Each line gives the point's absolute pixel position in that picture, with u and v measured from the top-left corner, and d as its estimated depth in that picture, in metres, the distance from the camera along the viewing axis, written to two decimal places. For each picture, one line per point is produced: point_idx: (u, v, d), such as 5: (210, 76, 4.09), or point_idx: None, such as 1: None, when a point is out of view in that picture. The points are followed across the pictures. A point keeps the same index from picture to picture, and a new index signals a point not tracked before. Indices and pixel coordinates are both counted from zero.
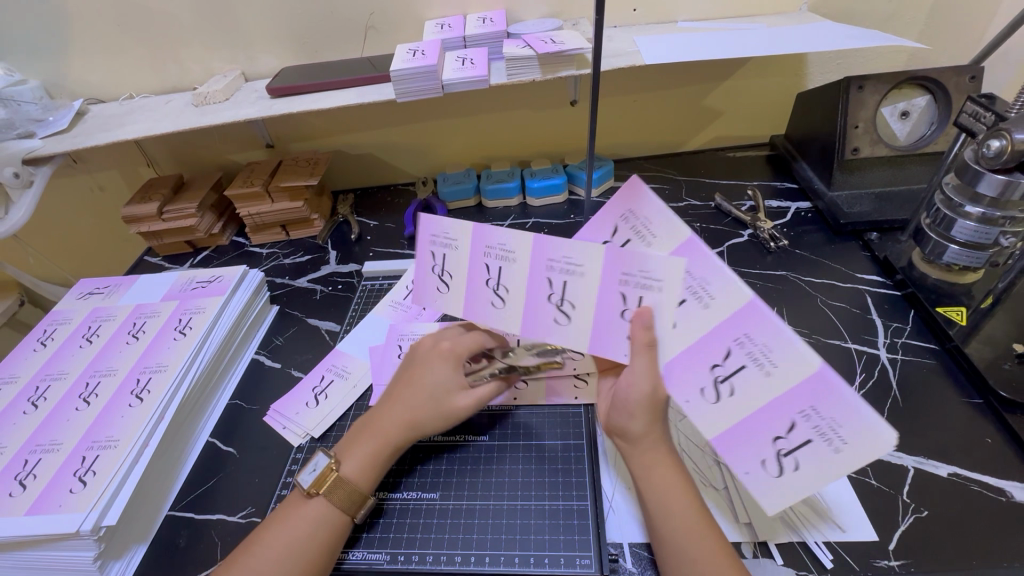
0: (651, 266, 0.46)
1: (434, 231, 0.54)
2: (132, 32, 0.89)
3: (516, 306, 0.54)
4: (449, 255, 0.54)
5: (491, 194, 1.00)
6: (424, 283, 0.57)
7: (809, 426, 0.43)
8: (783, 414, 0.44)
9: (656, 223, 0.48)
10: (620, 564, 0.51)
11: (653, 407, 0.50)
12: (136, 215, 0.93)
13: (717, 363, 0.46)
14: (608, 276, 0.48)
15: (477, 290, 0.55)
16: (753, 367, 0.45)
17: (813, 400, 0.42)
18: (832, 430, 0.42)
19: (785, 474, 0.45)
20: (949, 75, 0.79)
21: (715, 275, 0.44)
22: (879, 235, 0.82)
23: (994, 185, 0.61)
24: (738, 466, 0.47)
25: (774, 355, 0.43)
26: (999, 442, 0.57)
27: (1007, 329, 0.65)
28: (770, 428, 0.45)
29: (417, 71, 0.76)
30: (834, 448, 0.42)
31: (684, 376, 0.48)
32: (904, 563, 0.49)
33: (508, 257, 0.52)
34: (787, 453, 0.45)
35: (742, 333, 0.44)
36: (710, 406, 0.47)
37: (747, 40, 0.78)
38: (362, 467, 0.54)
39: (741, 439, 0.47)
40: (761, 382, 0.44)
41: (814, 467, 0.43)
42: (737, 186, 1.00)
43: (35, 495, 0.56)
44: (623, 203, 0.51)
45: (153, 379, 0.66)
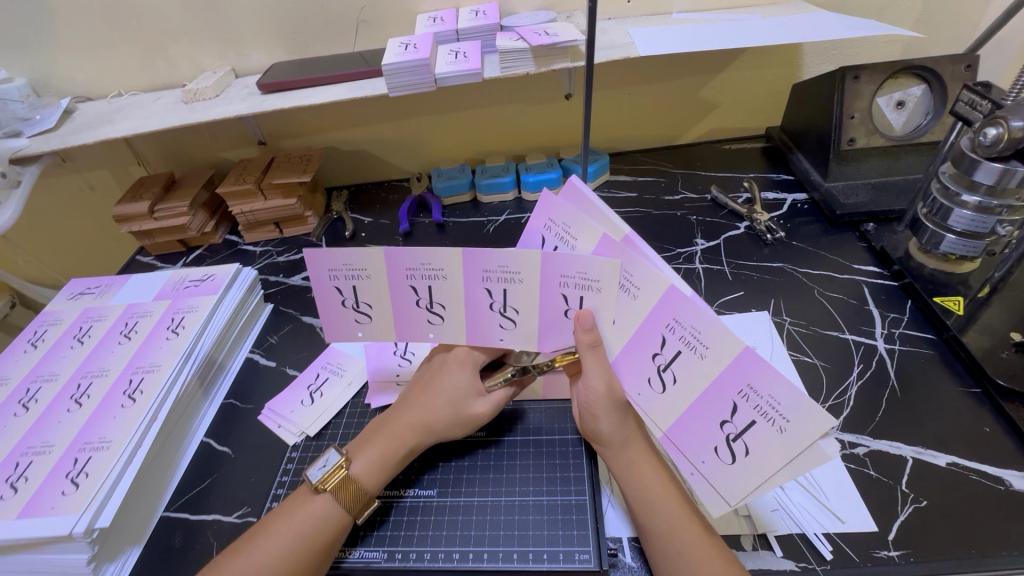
0: (585, 267, 0.47)
1: (337, 265, 0.53)
2: (119, 29, 0.87)
3: (457, 319, 0.54)
4: (358, 287, 0.54)
5: (486, 189, 0.99)
6: (338, 318, 0.57)
7: (750, 406, 0.43)
8: (724, 398, 0.45)
9: (575, 225, 0.50)
10: (619, 559, 0.51)
11: (615, 406, 0.51)
12: (127, 214, 0.91)
13: (656, 353, 0.47)
14: (548, 279, 0.49)
15: (410, 311, 0.55)
16: (688, 353, 0.46)
17: (747, 379, 0.43)
18: (772, 409, 0.42)
19: (738, 459, 0.45)
20: (944, 64, 0.78)
21: (635, 267, 0.46)
22: (875, 225, 0.82)
23: (990, 174, 0.61)
24: (695, 455, 0.48)
25: (704, 338, 0.44)
26: (997, 431, 0.57)
27: (1004, 319, 0.65)
28: (717, 412, 0.46)
29: (410, 65, 0.75)
30: (778, 428, 0.42)
31: (632, 369, 0.50)
32: (904, 553, 0.49)
33: (436, 275, 0.52)
34: (736, 438, 0.45)
35: (671, 320, 0.46)
36: (659, 397, 0.49)
37: (742, 31, 0.77)
38: (374, 468, 0.53)
39: (695, 427, 0.47)
40: (699, 367, 0.45)
41: (760, 449, 0.43)
42: (733, 178, 0.99)
43: (26, 498, 0.55)
44: (543, 212, 0.52)
45: (145, 380, 0.65)
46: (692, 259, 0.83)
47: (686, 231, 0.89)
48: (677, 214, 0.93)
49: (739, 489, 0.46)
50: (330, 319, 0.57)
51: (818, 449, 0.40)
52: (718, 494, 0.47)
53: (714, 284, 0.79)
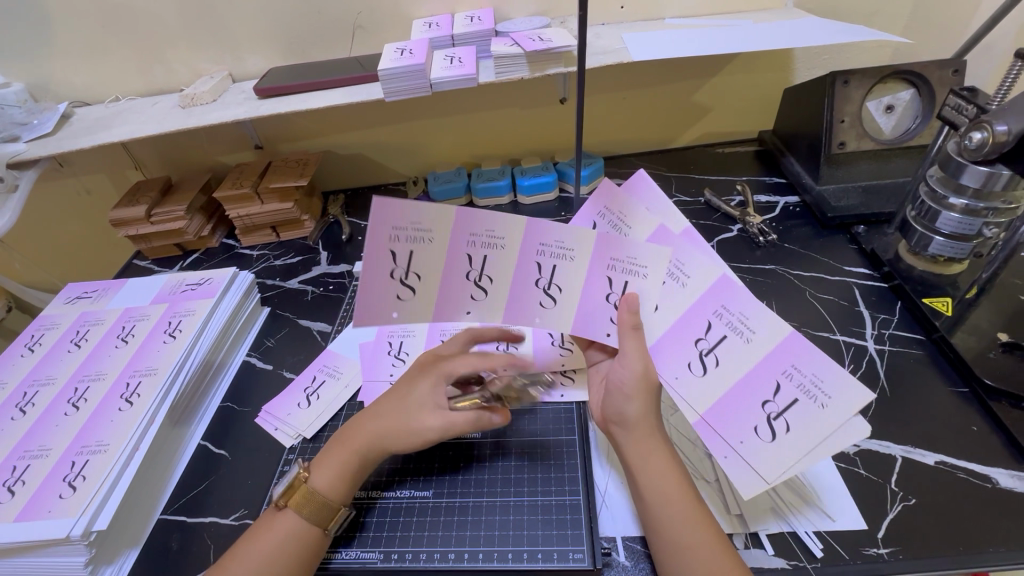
0: (639, 251, 0.48)
1: (402, 222, 0.44)
2: (117, 34, 0.88)
3: (500, 295, 0.50)
4: (415, 252, 0.45)
5: (481, 193, 1.00)
6: (377, 290, 0.46)
7: (792, 385, 0.47)
8: (764, 379, 0.48)
9: (634, 215, 0.51)
10: (613, 558, 0.52)
11: (647, 387, 0.50)
12: (124, 218, 0.92)
13: (700, 338, 0.50)
14: (597, 261, 0.49)
15: (456, 286, 0.49)
16: (734, 337, 0.49)
17: (790, 360, 0.47)
18: (815, 385, 0.46)
19: (777, 437, 0.47)
20: (932, 69, 0.79)
21: (690, 257, 0.49)
22: (866, 228, 0.83)
23: (976, 177, 0.62)
24: (732, 435, 0.49)
25: (751, 323, 0.48)
26: (985, 430, 0.58)
27: (992, 320, 0.66)
28: (757, 393, 0.48)
29: (406, 70, 0.75)
30: (819, 404, 0.46)
31: (672, 353, 0.51)
32: (892, 550, 0.49)
33: (495, 244, 0.47)
34: (776, 416, 0.47)
35: (718, 307, 0.49)
36: (698, 381, 0.50)
37: (734, 36, 0.78)
38: (333, 477, 0.54)
39: (733, 408, 0.49)
40: (742, 350, 0.49)
41: (802, 426, 0.46)
42: (726, 181, 1.00)
43: (24, 502, 0.55)
44: (599, 200, 0.52)
45: (142, 383, 0.66)
46: None
47: None
48: None
49: (779, 467, 0.46)
50: (371, 289, 0.46)
51: (854, 424, 0.44)
52: (755, 473, 0.47)
53: None
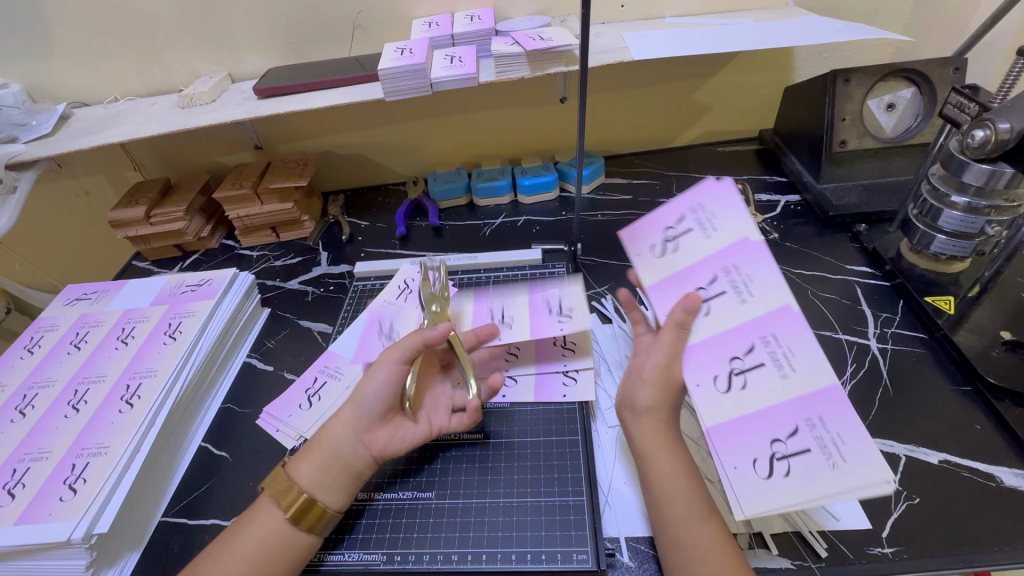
0: (758, 276, 0.48)
1: None
2: (115, 34, 0.88)
3: None
4: None
5: (481, 193, 1.00)
6: None
7: (810, 435, 0.43)
8: (784, 418, 0.45)
9: (725, 222, 0.51)
10: (617, 559, 0.52)
11: (668, 386, 0.50)
12: (123, 220, 0.91)
13: (738, 355, 0.47)
14: (705, 262, 0.50)
15: None
16: (770, 368, 0.46)
17: (819, 411, 0.44)
18: (834, 444, 0.43)
19: (775, 477, 0.43)
20: (933, 67, 0.79)
21: (763, 277, 0.48)
22: (867, 226, 0.83)
23: (979, 175, 0.62)
24: (727, 457, 0.45)
25: (796, 362, 0.45)
26: (988, 428, 0.58)
27: (995, 318, 0.66)
28: (772, 430, 0.45)
29: (406, 70, 0.75)
30: (831, 463, 0.42)
31: (703, 359, 0.48)
32: (897, 550, 0.49)
33: None
34: (781, 458, 0.44)
35: (769, 333, 0.47)
36: (717, 396, 0.47)
37: (734, 34, 0.78)
38: (303, 461, 0.53)
39: (741, 432, 0.45)
40: (774, 383, 0.46)
41: (803, 477, 0.42)
42: (727, 180, 1.00)
43: (24, 505, 0.55)
44: (692, 197, 0.52)
45: (142, 385, 0.65)
46: None
47: None
48: None
49: (764, 506, 0.42)
50: None
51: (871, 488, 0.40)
52: (737, 504, 0.43)
53: None
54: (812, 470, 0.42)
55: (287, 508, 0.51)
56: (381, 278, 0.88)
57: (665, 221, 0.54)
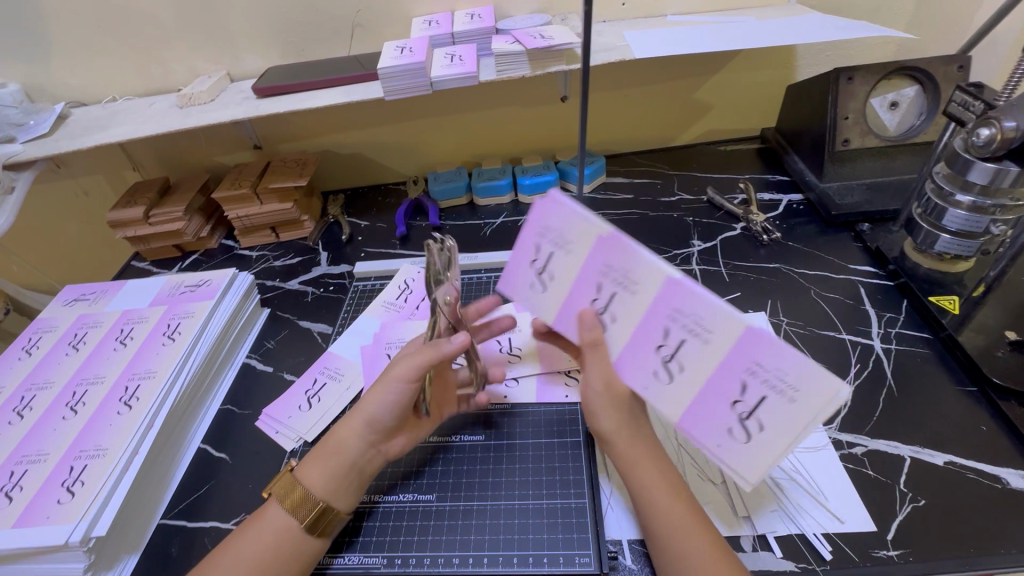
0: (633, 265, 0.46)
1: (551, 225, 0.49)
2: (113, 33, 0.87)
3: (556, 296, 0.52)
4: (555, 254, 0.50)
5: (482, 192, 0.99)
6: (518, 271, 0.53)
7: (758, 381, 0.43)
8: (732, 379, 0.45)
9: (569, 228, 0.48)
10: (619, 561, 0.51)
11: (615, 399, 0.51)
12: (122, 220, 0.91)
13: (661, 345, 0.47)
14: (588, 270, 0.49)
15: (521, 270, 0.53)
16: (692, 340, 0.45)
17: (753, 356, 0.43)
18: (781, 380, 0.43)
19: (753, 437, 0.45)
20: (937, 65, 0.79)
21: (634, 262, 0.46)
22: (871, 226, 0.82)
23: (984, 174, 0.61)
24: (710, 439, 0.47)
25: (708, 324, 0.44)
26: (994, 429, 0.57)
27: (999, 317, 0.65)
28: (726, 395, 0.45)
29: (406, 68, 0.75)
30: (789, 399, 0.43)
31: (639, 364, 0.49)
32: (903, 553, 0.49)
33: (563, 245, 0.49)
34: (748, 415, 0.45)
35: (673, 311, 0.45)
36: (666, 387, 0.48)
37: (736, 32, 0.78)
38: (311, 466, 0.52)
39: (705, 409, 0.46)
40: (703, 352, 0.45)
41: (776, 423, 0.44)
42: (729, 179, 0.99)
43: (21, 508, 0.54)
44: (534, 223, 0.50)
45: (141, 387, 0.65)
46: (689, 260, 0.84)
47: (682, 232, 0.89)
48: (673, 216, 0.93)
49: (758, 468, 0.45)
50: (514, 265, 0.53)
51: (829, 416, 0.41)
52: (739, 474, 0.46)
53: (711, 285, 0.79)
54: (777, 411, 0.44)
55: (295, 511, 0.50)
56: (381, 278, 0.87)
57: (524, 255, 0.52)
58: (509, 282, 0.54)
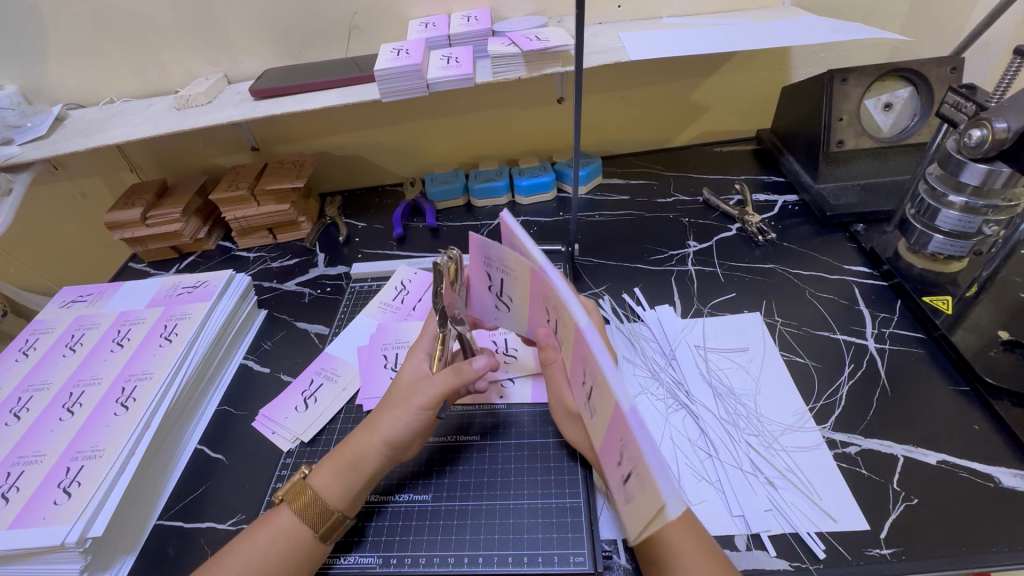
0: (558, 303, 0.47)
1: (492, 256, 0.54)
2: (111, 35, 0.87)
3: (519, 313, 0.58)
4: (505, 281, 0.56)
5: (479, 193, 1.00)
6: (483, 298, 0.61)
7: (628, 458, 0.40)
8: (615, 441, 0.41)
9: (511, 256, 0.51)
10: (614, 560, 0.51)
11: (571, 414, 0.55)
12: (119, 221, 0.91)
13: (584, 382, 0.47)
14: (535, 293, 0.51)
15: (485, 294, 0.61)
16: (594, 389, 0.44)
17: (622, 433, 0.39)
18: (636, 467, 0.38)
19: (624, 502, 0.42)
20: (930, 67, 0.79)
21: (557, 300, 0.47)
22: (865, 226, 0.83)
23: (976, 175, 0.62)
24: (609, 486, 0.46)
25: (599, 381, 0.42)
26: (987, 429, 0.58)
27: (992, 317, 0.65)
28: (613, 456, 0.43)
29: (403, 70, 0.75)
30: (641, 487, 0.38)
31: (578, 393, 0.50)
32: (896, 551, 0.49)
33: (509, 273, 0.54)
34: (623, 482, 0.41)
35: (583, 356, 0.45)
36: (589, 420, 0.48)
37: (730, 35, 0.78)
38: (329, 479, 0.52)
39: (606, 455, 0.45)
40: (600, 403, 0.43)
41: (636, 503, 0.39)
42: (725, 180, 1.00)
43: (17, 509, 0.54)
44: (481, 251, 0.55)
45: (138, 388, 0.65)
46: (684, 261, 0.84)
47: (678, 233, 0.89)
48: (669, 217, 0.93)
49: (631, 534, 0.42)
50: (477, 294, 0.62)
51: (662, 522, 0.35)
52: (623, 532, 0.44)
53: (706, 286, 0.79)
54: (637, 494, 0.39)
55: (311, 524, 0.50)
56: (378, 278, 0.87)
57: (484, 281, 0.59)
58: (478, 300, 0.62)
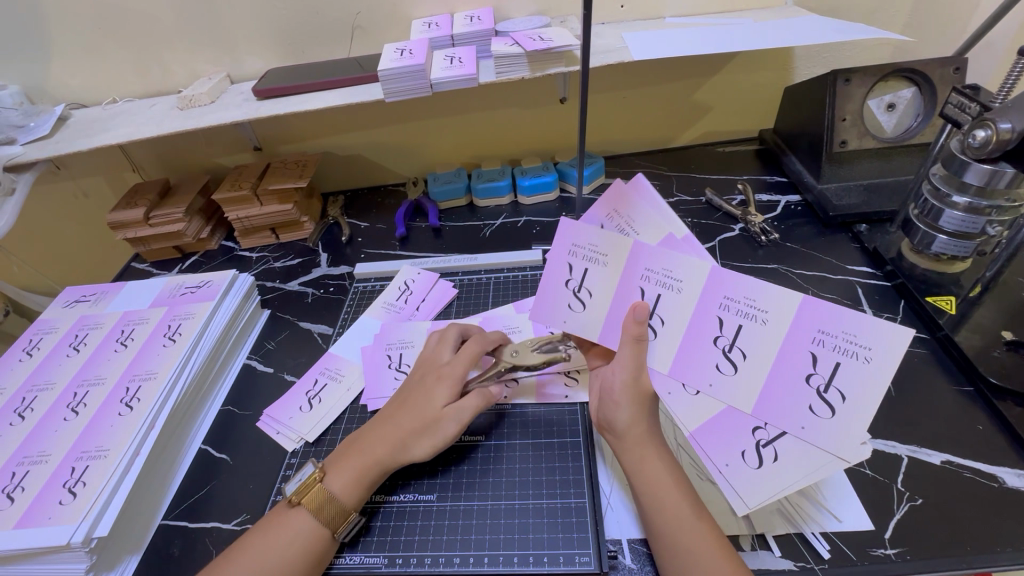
0: (673, 266, 0.51)
1: (582, 241, 0.55)
2: (114, 35, 0.87)
3: (599, 311, 0.55)
4: (590, 270, 0.55)
5: (482, 193, 1.00)
6: (555, 296, 0.57)
7: (806, 394, 0.46)
8: (796, 370, 0.47)
9: (643, 220, 0.54)
10: (619, 560, 0.51)
11: (638, 395, 0.53)
12: (123, 221, 0.91)
13: (718, 336, 0.50)
14: (632, 271, 0.53)
15: (556, 292, 0.57)
16: (749, 324, 0.48)
17: (799, 372, 0.47)
18: (825, 389, 0.46)
19: (765, 465, 0.47)
20: (934, 67, 0.79)
21: (675, 263, 0.51)
22: (868, 227, 0.83)
23: (980, 175, 0.62)
24: (719, 456, 0.49)
25: (762, 306, 0.48)
26: (990, 429, 0.58)
27: (996, 318, 0.66)
28: (782, 400, 0.48)
29: (406, 70, 0.75)
30: (828, 415, 0.46)
31: (696, 364, 0.51)
32: (900, 551, 0.49)
33: (599, 260, 0.54)
34: (765, 444, 0.48)
35: (723, 299, 0.49)
36: (689, 398, 0.52)
37: (734, 35, 0.78)
38: (347, 483, 0.54)
39: (722, 428, 0.50)
40: (762, 335, 0.48)
41: (791, 454, 0.47)
42: (728, 180, 1.00)
43: (23, 508, 0.54)
44: (566, 239, 0.55)
45: (143, 388, 0.65)
46: None
47: None
48: None
49: (764, 495, 0.46)
50: (549, 293, 0.57)
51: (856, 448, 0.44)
52: (737, 496, 0.47)
53: None
54: (796, 446, 0.47)
55: (329, 523, 0.52)
56: (381, 278, 0.87)
57: (560, 277, 0.57)
58: (545, 301, 0.58)
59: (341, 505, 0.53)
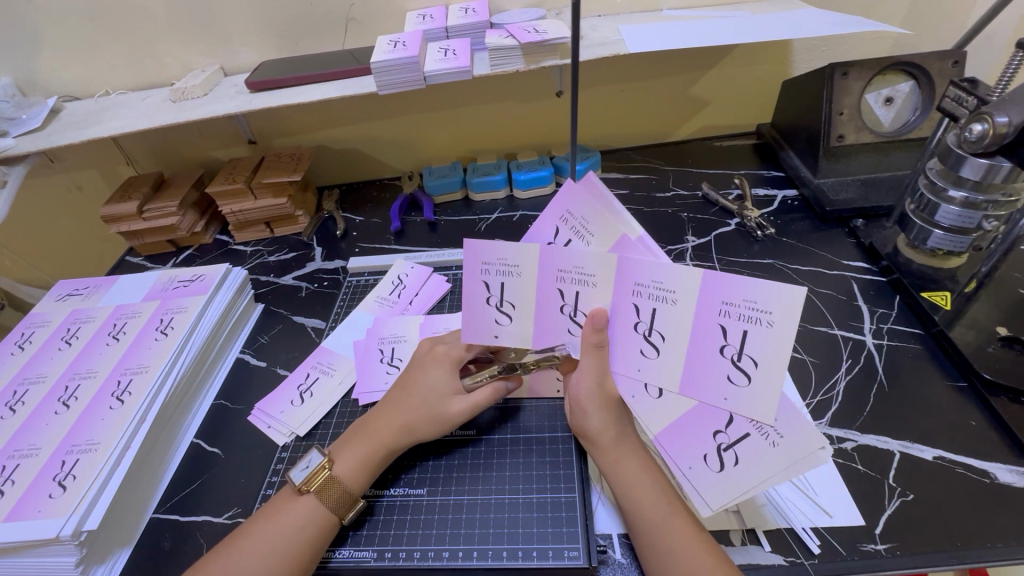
0: (583, 263, 0.47)
1: (491, 258, 0.50)
2: (106, 26, 0.87)
3: (524, 320, 0.52)
4: (506, 284, 0.51)
5: (478, 187, 0.99)
6: (479, 316, 0.54)
7: (724, 365, 0.45)
8: (710, 342, 0.45)
9: (596, 222, 0.48)
10: (608, 555, 0.51)
11: (605, 400, 0.52)
12: (115, 214, 0.90)
13: (637, 321, 0.48)
14: (544, 276, 0.49)
15: (479, 310, 0.53)
16: (662, 306, 0.46)
17: (711, 347, 0.45)
18: (744, 365, 0.45)
19: (726, 468, 0.48)
20: (932, 61, 0.78)
21: (582, 259, 0.47)
22: (864, 221, 0.82)
23: (976, 169, 0.61)
24: (683, 462, 0.50)
25: (668, 285, 0.45)
26: (983, 424, 0.57)
27: (991, 313, 0.65)
28: (705, 377, 0.47)
29: (399, 63, 0.74)
30: (748, 389, 0.45)
31: (623, 351, 0.50)
32: (890, 546, 0.49)
33: (512, 272, 0.50)
34: (726, 448, 0.48)
35: (634, 285, 0.46)
36: (653, 401, 0.51)
37: (730, 27, 0.77)
38: (355, 468, 0.54)
39: (684, 432, 0.50)
40: (674, 316, 0.46)
41: (751, 459, 0.47)
42: (725, 175, 0.99)
43: (13, 502, 0.54)
44: (475, 259, 0.50)
45: (133, 381, 0.65)
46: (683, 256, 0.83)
47: (678, 228, 0.89)
48: (668, 211, 0.93)
49: (724, 496, 0.48)
50: (470, 313, 0.54)
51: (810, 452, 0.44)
52: (700, 497, 0.49)
53: None
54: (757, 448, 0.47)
55: (337, 509, 0.53)
56: (375, 273, 0.87)
57: (478, 296, 0.53)
58: (470, 322, 0.55)
59: (348, 491, 0.53)
